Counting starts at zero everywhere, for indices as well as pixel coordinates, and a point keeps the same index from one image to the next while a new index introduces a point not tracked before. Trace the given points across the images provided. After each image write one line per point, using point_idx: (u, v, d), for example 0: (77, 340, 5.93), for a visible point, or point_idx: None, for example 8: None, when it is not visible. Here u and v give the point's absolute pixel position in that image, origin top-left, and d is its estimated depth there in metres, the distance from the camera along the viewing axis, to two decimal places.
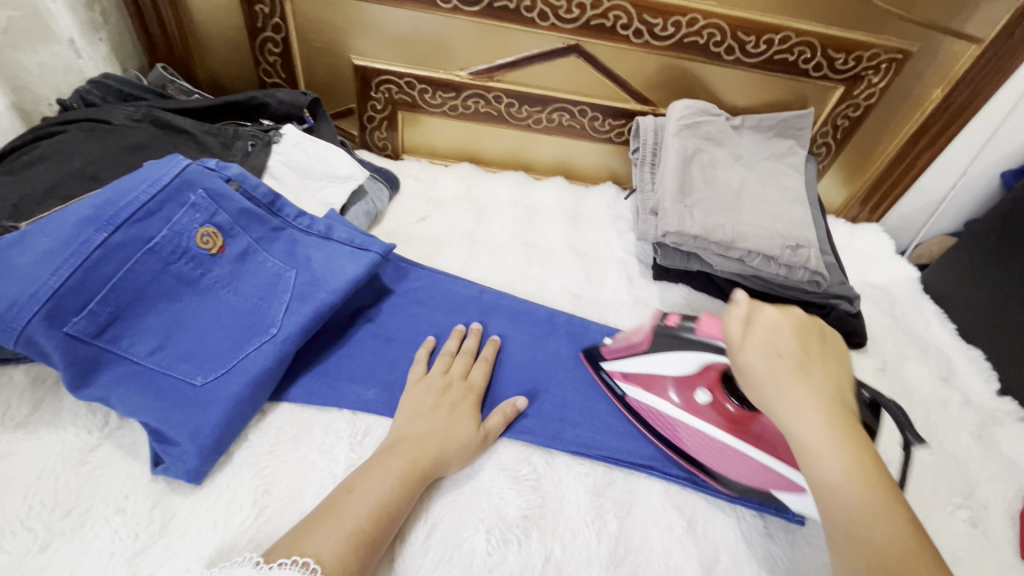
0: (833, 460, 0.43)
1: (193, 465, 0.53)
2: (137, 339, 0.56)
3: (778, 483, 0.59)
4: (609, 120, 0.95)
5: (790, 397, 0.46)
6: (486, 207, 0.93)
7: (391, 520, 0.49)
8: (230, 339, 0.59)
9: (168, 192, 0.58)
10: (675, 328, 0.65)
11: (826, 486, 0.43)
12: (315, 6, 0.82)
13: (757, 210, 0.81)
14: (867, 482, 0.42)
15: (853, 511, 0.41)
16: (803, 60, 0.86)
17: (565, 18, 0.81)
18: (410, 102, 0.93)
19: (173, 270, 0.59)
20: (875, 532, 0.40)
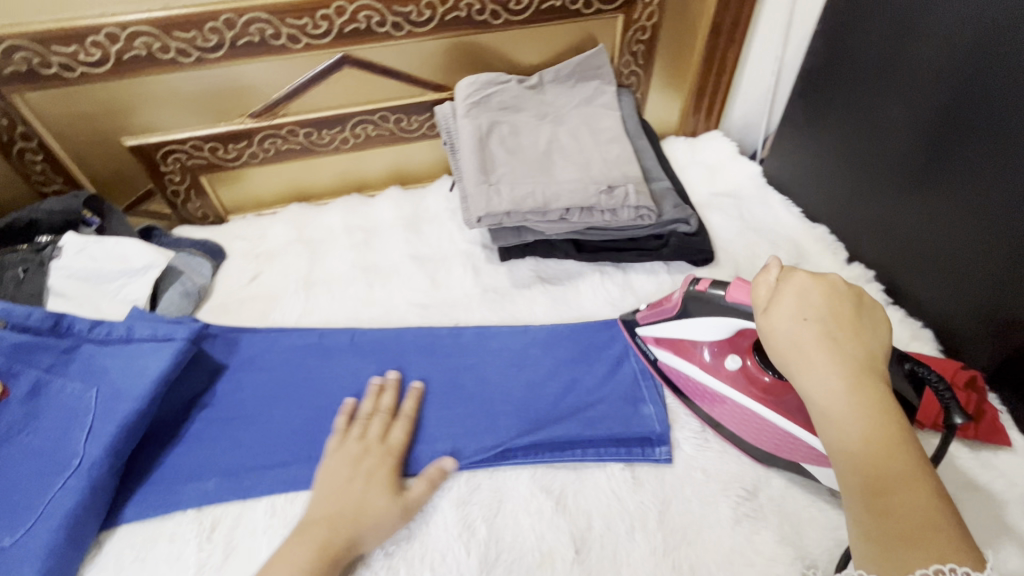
0: (851, 421, 0.41)
1: None
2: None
3: (805, 453, 0.57)
4: (414, 117, 0.91)
5: (811, 361, 0.44)
6: (320, 243, 0.89)
7: None
8: (34, 484, 0.55)
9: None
10: (704, 295, 0.59)
11: (847, 447, 0.41)
12: (55, 100, 0.76)
13: (569, 164, 0.80)
14: (893, 447, 0.40)
15: (874, 477, 0.39)
16: (570, 1, 0.84)
17: (316, 34, 0.78)
18: (206, 164, 0.88)
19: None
20: (894, 501, 0.38)
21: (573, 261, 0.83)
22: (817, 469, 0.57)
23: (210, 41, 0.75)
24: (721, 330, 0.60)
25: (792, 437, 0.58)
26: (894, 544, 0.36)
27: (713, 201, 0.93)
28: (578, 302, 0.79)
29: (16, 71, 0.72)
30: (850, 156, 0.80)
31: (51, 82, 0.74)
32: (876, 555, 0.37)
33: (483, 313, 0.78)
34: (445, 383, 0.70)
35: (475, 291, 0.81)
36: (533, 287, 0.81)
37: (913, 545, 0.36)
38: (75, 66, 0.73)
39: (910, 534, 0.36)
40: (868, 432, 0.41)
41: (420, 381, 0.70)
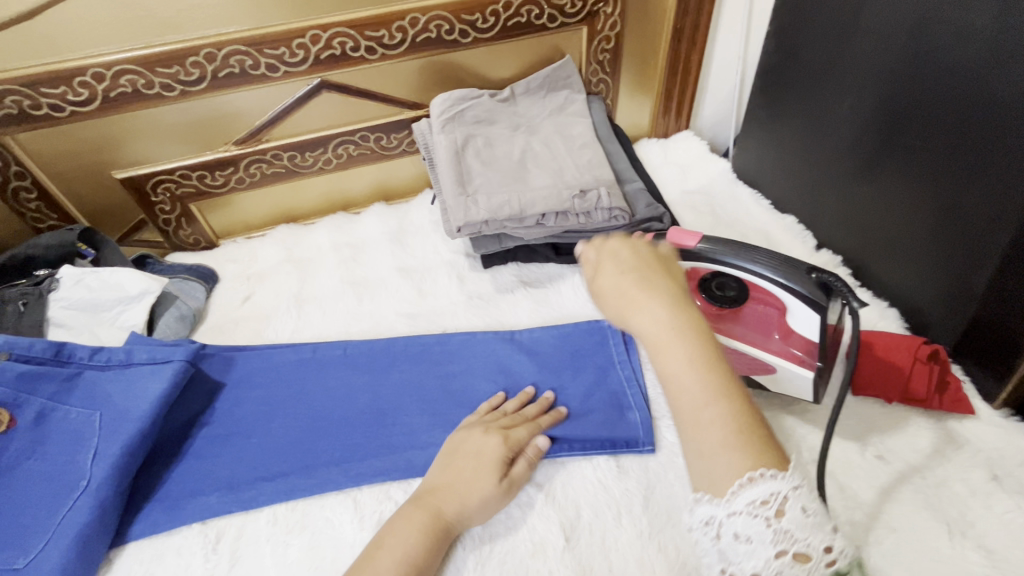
0: (674, 350, 0.46)
1: None
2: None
3: (754, 366, 0.64)
4: (394, 135, 0.95)
5: (637, 305, 0.49)
6: (309, 262, 0.92)
7: None
8: (44, 508, 0.57)
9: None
10: (649, 245, 0.68)
11: (672, 375, 0.45)
12: (47, 140, 0.80)
13: (543, 171, 0.83)
14: (705, 368, 0.44)
15: (696, 394, 0.44)
16: (535, 17, 0.88)
17: (294, 62, 0.81)
18: (195, 192, 0.91)
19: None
20: (715, 415, 0.43)
21: (553, 264, 0.86)
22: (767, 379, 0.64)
23: (193, 75, 0.78)
24: None
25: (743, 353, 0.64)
26: (715, 457, 0.42)
27: (686, 199, 0.97)
28: (559, 303, 0.82)
29: (8, 114, 0.75)
30: (810, 148, 0.84)
31: (41, 123, 0.77)
32: (706, 470, 0.42)
33: (468, 320, 0.81)
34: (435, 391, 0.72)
35: (460, 299, 0.84)
36: (516, 291, 0.84)
37: (730, 454, 0.41)
38: (64, 106, 0.76)
39: (728, 443, 0.42)
40: (689, 362, 0.45)
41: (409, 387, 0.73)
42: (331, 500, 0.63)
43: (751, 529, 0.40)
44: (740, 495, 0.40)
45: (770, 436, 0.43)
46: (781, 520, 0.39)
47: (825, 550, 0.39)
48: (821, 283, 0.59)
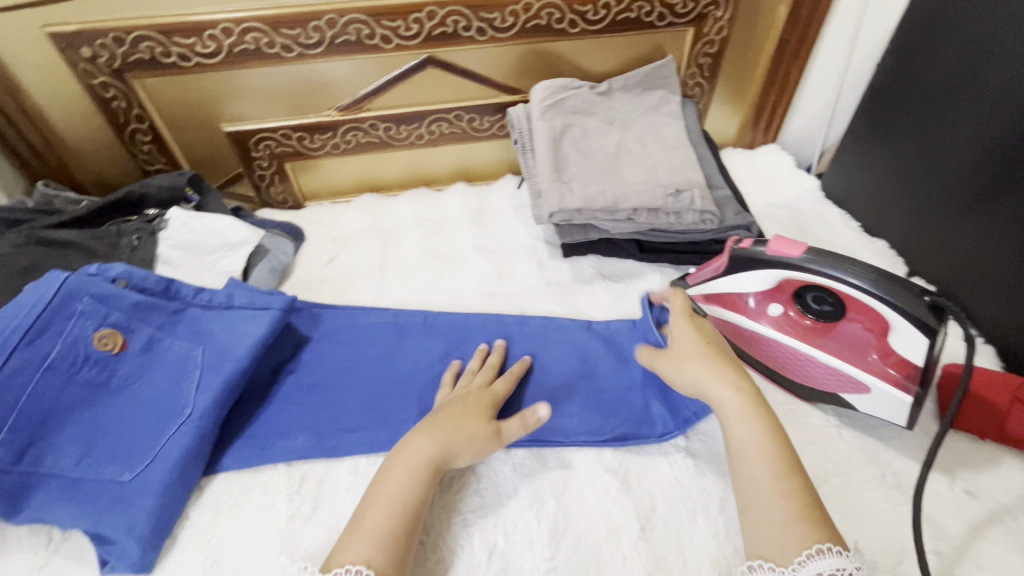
0: (749, 425, 0.53)
1: (137, 557, 0.55)
2: (60, 454, 0.58)
3: (844, 384, 0.65)
4: (486, 117, 0.97)
5: (717, 376, 0.57)
6: (391, 232, 0.95)
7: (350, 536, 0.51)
8: (149, 429, 0.61)
9: (56, 309, 0.61)
10: (751, 251, 0.67)
11: (745, 450, 0.52)
12: (169, 87, 0.84)
13: (637, 166, 0.83)
14: (778, 446, 0.52)
15: (774, 467, 0.50)
16: (645, 14, 0.88)
17: (407, 36, 0.84)
18: (293, 152, 0.94)
19: (79, 378, 0.61)
20: (790, 488, 0.49)
21: (633, 261, 0.87)
22: (854, 397, 0.65)
23: (312, 38, 0.81)
24: (767, 280, 0.68)
25: (836, 372, 0.65)
26: (786, 527, 0.47)
27: (770, 212, 0.95)
28: (637, 300, 0.82)
29: (140, 59, 0.80)
30: (914, 173, 0.82)
31: (167, 70, 0.82)
32: (773, 541, 0.47)
33: (546, 305, 0.81)
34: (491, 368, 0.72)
35: (539, 284, 0.85)
36: (595, 283, 0.84)
37: (799, 527, 0.47)
38: (191, 57, 0.80)
39: (799, 518, 0.47)
40: (760, 439, 0.52)
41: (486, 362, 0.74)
42: None
43: None
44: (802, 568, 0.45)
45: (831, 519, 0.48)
46: None
47: None
48: (935, 306, 0.58)
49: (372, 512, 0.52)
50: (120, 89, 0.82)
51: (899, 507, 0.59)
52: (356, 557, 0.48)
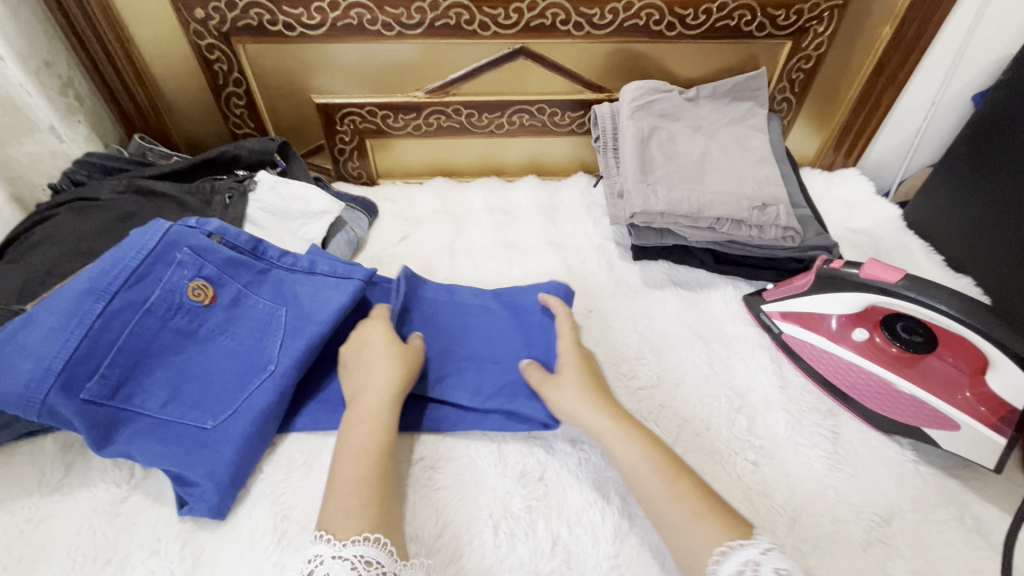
0: (625, 446, 0.55)
1: (215, 502, 0.56)
2: (149, 396, 0.59)
3: (930, 419, 0.63)
4: (568, 113, 0.97)
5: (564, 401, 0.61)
6: (462, 217, 0.96)
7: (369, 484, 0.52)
8: (233, 381, 0.62)
9: (157, 255, 0.61)
10: (840, 272, 0.67)
11: (629, 466, 0.54)
12: (269, 55, 0.86)
13: (722, 176, 0.82)
14: (655, 454, 0.54)
15: (660, 472, 0.52)
16: (745, 23, 0.87)
17: (505, 24, 0.84)
18: (376, 129, 0.96)
19: (172, 324, 0.61)
20: (679, 488, 0.50)
21: (704, 271, 0.86)
22: (939, 434, 0.62)
23: (413, 19, 0.82)
24: (854, 303, 0.67)
25: (922, 403, 0.64)
26: (693, 526, 0.47)
27: (849, 236, 0.93)
28: (708, 312, 0.81)
29: (247, 25, 0.82)
30: (1013, 213, 0.79)
31: (271, 38, 0.84)
32: (685, 549, 0.47)
33: (614, 306, 0.81)
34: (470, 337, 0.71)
35: (608, 284, 0.84)
36: (664, 289, 0.84)
37: (707, 522, 0.47)
38: (296, 26, 0.82)
39: (699, 513, 0.48)
40: (640, 455, 0.54)
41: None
42: (475, 443, 0.65)
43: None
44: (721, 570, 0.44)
45: (731, 512, 0.48)
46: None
47: None
48: None
49: (345, 466, 0.53)
50: (224, 52, 0.85)
51: (979, 552, 0.56)
52: (365, 525, 0.49)
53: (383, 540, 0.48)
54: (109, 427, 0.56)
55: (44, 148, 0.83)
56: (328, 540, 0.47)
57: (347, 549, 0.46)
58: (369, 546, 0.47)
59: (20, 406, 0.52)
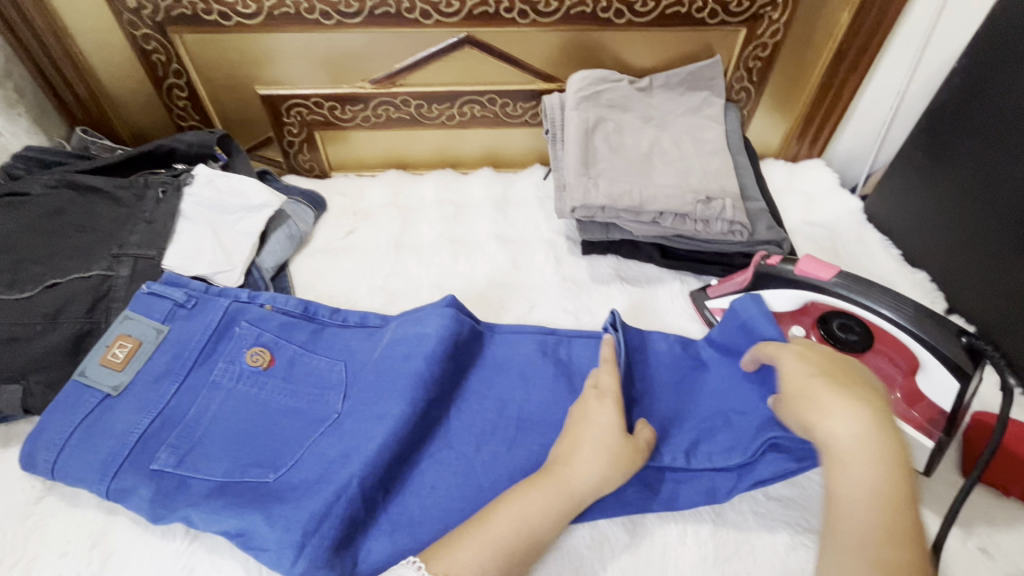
0: (862, 471, 0.44)
1: (290, 559, 0.50)
2: (212, 460, 0.58)
3: None
4: (520, 104, 0.95)
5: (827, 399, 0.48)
6: (412, 210, 0.94)
7: (535, 541, 0.50)
8: (294, 434, 0.60)
9: (219, 332, 0.67)
10: (774, 269, 0.65)
11: (848, 494, 0.44)
12: (207, 45, 0.84)
13: (669, 169, 0.80)
14: (889, 506, 0.43)
15: (875, 531, 0.42)
16: (696, 9, 0.84)
17: (447, 13, 0.82)
18: (324, 121, 0.94)
19: (235, 391, 0.63)
20: (889, 557, 0.40)
21: (653, 267, 0.84)
22: None
23: (352, 7, 0.80)
24: (790, 301, 0.65)
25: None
26: None
27: (805, 230, 0.91)
28: (653, 308, 0.79)
29: (182, 14, 0.80)
30: (970, 207, 0.76)
31: (207, 28, 0.82)
32: None
33: (560, 302, 0.79)
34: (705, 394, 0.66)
35: (555, 279, 0.83)
36: (612, 284, 0.82)
37: None
38: (232, 16, 0.80)
39: None
40: (871, 491, 0.43)
41: (501, 363, 0.69)
42: None
43: None
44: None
45: None
46: None
47: None
48: (972, 349, 0.54)
49: (496, 525, 0.50)
50: (161, 42, 0.83)
51: None
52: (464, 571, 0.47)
53: None
54: (174, 496, 0.56)
55: None
56: (414, 564, 0.47)
57: None
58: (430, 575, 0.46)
59: (96, 482, 0.56)
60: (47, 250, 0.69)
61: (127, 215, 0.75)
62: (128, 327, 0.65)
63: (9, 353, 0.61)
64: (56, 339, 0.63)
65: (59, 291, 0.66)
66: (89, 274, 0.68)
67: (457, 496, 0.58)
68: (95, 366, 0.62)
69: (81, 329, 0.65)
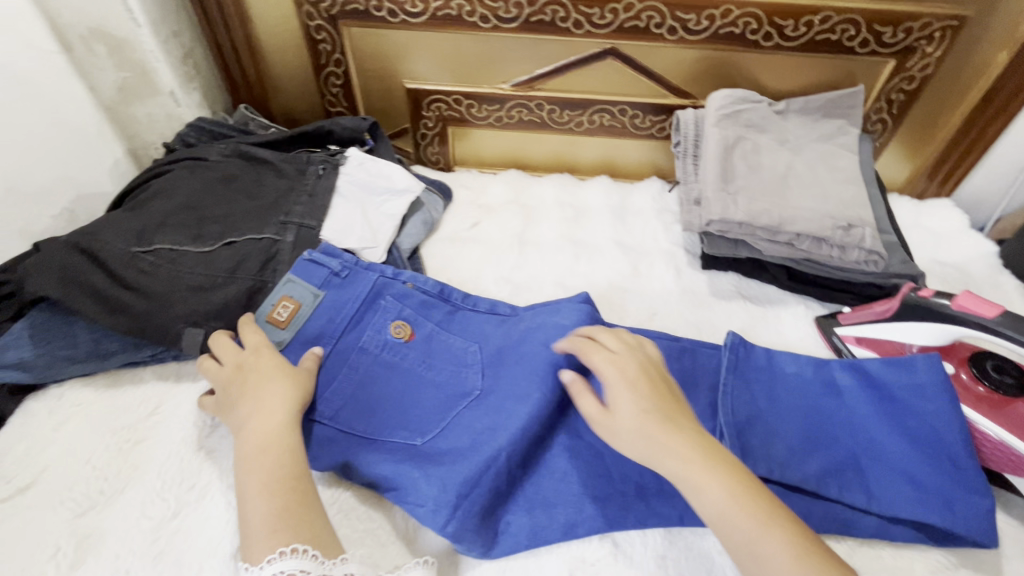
0: (714, 489, 0.46)
1: (444, 521, 0.54)
2: (362, 418, 0.63)
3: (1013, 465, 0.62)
4: (649, 117, 0.97)
5: (666, 438, 0.49)
6: (534, 209, 0.97)
7: (303, 502, 0.50)
8: (438, 406, 0.64)
9: (367, 303, 0.71)
10: (928, 301, 0.66)
11: (714, 514, 0.45)
12: (370, 38, 0.91)
13: (805, 192, 0.79)
14: (746, 496, 0.45)
15: (748, 532, 0.44)
16: (847, 38, 0.84)
17: (599, 24, 0.85)
18: (458, 117, 1.00)
19: (380, 358, 0.67)
20: (770, 550, 0.43)
21: (776, 288, 0.84)
22: (1018, 480, 0.62)
23: (510, 13, 0.85)
24: (940, 334, 0.66)
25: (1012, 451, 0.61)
26: None
27: (935, 269, 0.88)
28: (776, 329, 0.79)
29: (355, 9, 0.87)
30: None
31: (375, 23, 0.89)
32: None
33: (682, 311, 0.81)
34: (836, 425, 0.64)
35: (675, 289, 0.84)
36: (733, 301, 0.82)
37: None
38: (399, 13, 0.87)
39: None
40: (725, 497, 0.45)
41: None
42: None
43: None
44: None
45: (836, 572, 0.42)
46: None
47: None
48: None
49: (256, 504, 0.49)
50: (330, 33, 0.90)
51: None
52: (292, 538, 0.46)
53: (303, 548, 0.46)
54: (332, 445, 0.61)
55: (162, 109, 0.95)
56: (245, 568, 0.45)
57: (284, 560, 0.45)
58: (299, 558, 0.45)
59: None
60: (223, 211, 0.76)
61: (290, 187, 0.81)
62: (290, 291, 0.70)
63: (195, 298, 0.68)
64: (233, 292, 0.70)
65: (236, 249, 0.73)
66: (261, 237, 0.74)
67: (592, 486, 0.60)
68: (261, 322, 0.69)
69: (252, 285, 0.71)
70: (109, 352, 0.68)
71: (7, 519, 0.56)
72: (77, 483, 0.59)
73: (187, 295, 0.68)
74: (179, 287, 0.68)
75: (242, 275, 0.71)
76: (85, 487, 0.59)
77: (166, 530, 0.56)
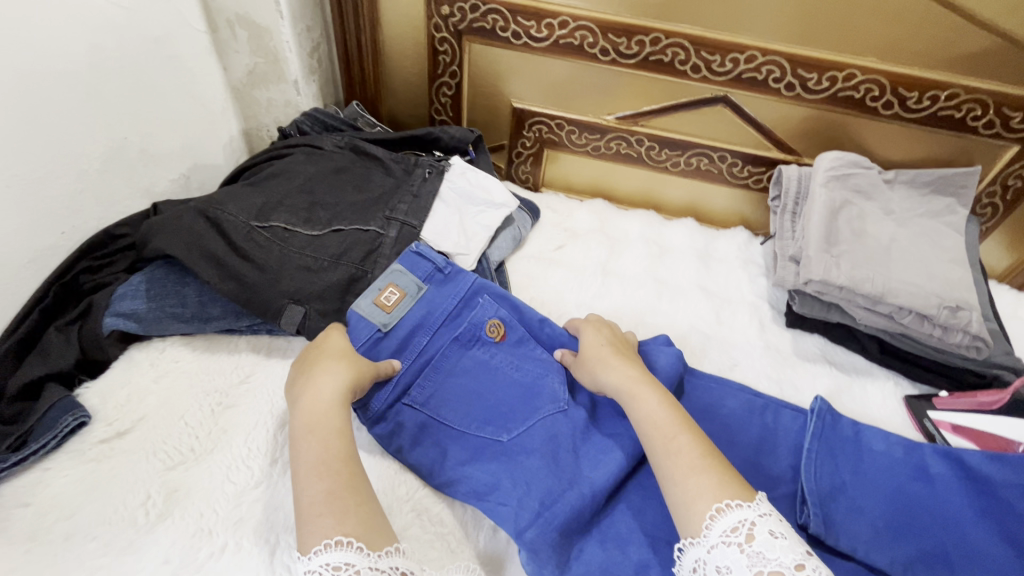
0: (646, 402, 0.56)
1: (523, 526, 0.55)
2: (450, 410, 0.65)
3: None
4: (748, 167, 0.97)
5: (614, 365, 0.61)
6: (618, 241, 0.98)
7: (354, 490, 0.49)
8: (521, 409, 0.65)
9: (466, 299, 0.72)
10: None
11: (645, 419, 0.55)
12: (490, 56, 0.94)
13: (912, 266, 0.77)
14: (671, 409, 0.55)
15: (664, 428, 0.53)
16: (972, 117, 0.82)
17: (717, 71, 0.86)
18: (556, 141, 1.02)
19: (471, 354, 0.69)
20: (682, 443, 0.51)
21: (861, 358, 0.82)
22: None
23: (631, 50, 0.87)
24: None
25: None
26: (696, 479, 0.48)
27: None
28: (862, 402, 0.76)
29: (482, 27, 0.91)
30: None
31: (497, 42, 0.92)
32: (689, 502, 0.48)
33: (763, 367, 0.79)
34: (927, 514, 0.61)
35: (757, 342, 0.83)
36: (817, 364, 0.80)
37: (706, 478, 0.48)
38: (523, 37, 0.90)
39: (701, 471, 0.49)
40: (657, 406, 0.55)
41: (708, 411, 0.70)
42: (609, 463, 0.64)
43: (731, 559, 0.44)
44: (714, 525, 0.45)
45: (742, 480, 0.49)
46: (752, 544, 0.44)
47: (795, 564, 0.43)
48: None
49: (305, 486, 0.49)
50: (453, 46, 0.95)
51: None
52: (340, 528, 0.46)
53: (347, 538, 0.45)
54: (420, 432, 0.63)
55: (282, 96, 0.98)
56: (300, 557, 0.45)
57: (329, 552, 0.44)
58: (344, 551, 0.44)
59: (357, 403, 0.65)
60: (334, 199, 0.80)
61: (397, 185, 0.84)
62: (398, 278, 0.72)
63: (302, 279, 0.71)
64: (335, 277, 0.72)
65: (343, 237, 0.75)
66: (367, 229, 0.77)
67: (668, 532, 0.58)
68: (369, 303, 0.70)
69: (353, 274, 0.73)
70: (211, 316, 0.72)
71: (104, 460, 0.59)
72: (170, 437, 0.62)
73: (296, 274, 0.71)
74: (289, 266, 0.71)
75: (345, 264, 0.74)
76: (177, 441, 0.61)
77: (247, 498, 0.58)
